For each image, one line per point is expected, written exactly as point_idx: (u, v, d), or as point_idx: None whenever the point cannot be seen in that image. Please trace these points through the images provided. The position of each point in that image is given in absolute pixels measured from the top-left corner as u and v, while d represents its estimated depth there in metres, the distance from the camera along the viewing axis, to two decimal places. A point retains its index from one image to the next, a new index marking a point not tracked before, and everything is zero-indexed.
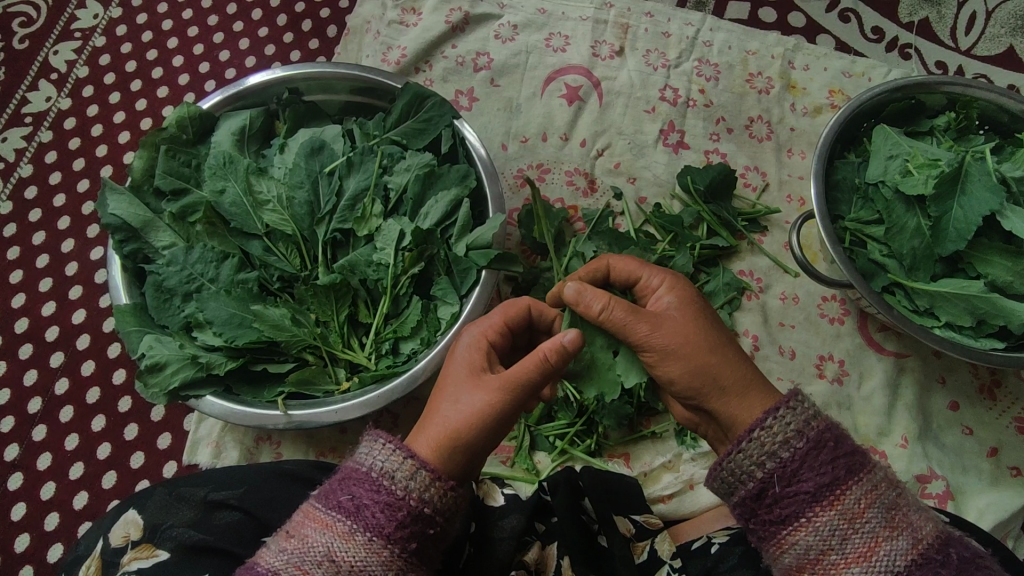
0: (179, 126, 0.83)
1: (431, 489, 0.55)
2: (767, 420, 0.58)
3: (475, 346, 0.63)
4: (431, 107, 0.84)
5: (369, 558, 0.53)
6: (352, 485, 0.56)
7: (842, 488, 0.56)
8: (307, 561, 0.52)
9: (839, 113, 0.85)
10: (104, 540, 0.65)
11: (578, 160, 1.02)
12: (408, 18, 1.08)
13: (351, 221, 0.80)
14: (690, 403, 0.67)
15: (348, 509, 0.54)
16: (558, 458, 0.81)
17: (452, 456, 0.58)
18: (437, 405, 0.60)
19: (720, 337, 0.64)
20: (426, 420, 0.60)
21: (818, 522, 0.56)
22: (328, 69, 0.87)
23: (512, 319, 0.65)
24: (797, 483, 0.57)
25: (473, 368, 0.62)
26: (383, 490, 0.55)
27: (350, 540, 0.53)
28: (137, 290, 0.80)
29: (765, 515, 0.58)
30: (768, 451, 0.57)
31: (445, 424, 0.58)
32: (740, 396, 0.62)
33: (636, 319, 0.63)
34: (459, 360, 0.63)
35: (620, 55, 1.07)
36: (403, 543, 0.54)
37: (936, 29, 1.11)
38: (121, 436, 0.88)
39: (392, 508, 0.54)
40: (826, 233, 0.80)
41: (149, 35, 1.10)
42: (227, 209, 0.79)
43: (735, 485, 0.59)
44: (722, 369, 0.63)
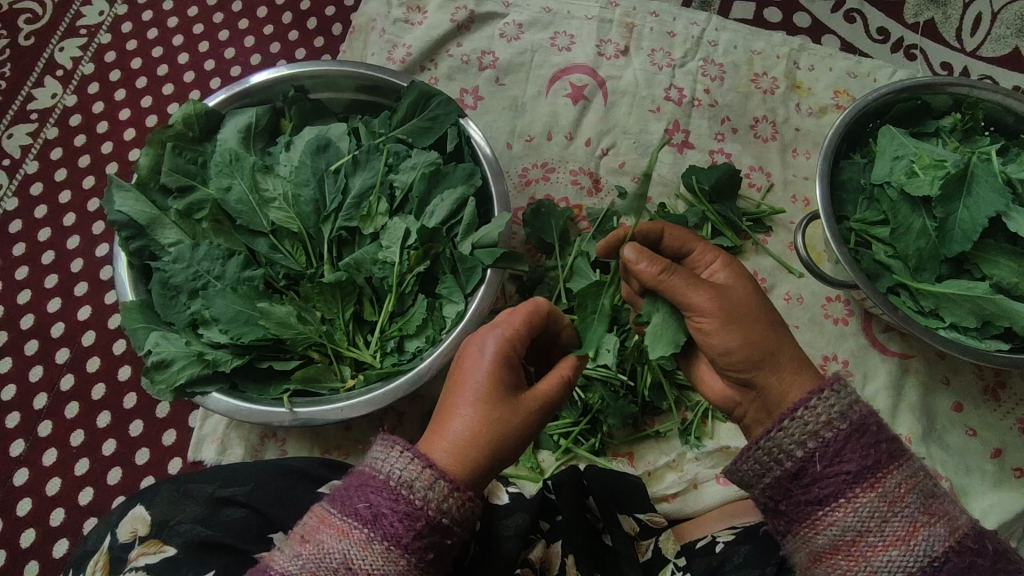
0: (185, 123, 0.83)
1: (451, 500, 0.55)
2: (812, 400, 0.58)
3: (500, 359, 0.60)
4: (437, 106, 0.85)
5: (386, 567, 0.53)
6: (368, 492, 0.55)
7: (883, 471, 0.56)
8: (324, 568, 0.52)
9: (845, 114, 0.85)
10: (112, 536, 0.65)
11: (583, 159, 1.02)
12: (413, 16, 1.08)
13: (356, 219, 0.80)
14: (731, 378, 0.65)
15: (364, 518, 0.54)
16: (562, 457, 0.81)
17: (470, 465, 0.57)
18: (453, 412, 0.59)
19: (772, 313, 0.64)
20: (441, 427, 0.58)
21: (859, 504, 0.56)
22: (334, 67, 0.87)
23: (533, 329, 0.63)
24: (838, 464, 0.57)
25: (495, 376, 0.59)
26: (401, 500, 0.54)
27: (367, 549, 0.53)
28: (143, 287, 0.80)
29: (801, 495, 0.58)
30: (812, 431, 0.57)
31: (463, 433, 0.58)
32: (790, 371, 0.62)
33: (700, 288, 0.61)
34: (478, 365, 0.60)
35: (625, 54, 1.07)
36: (420, 553, 0.54)
37: (941, 30, 1.11)
38: (126, 432, 0.88)
39: (410, 518, 0.54)
40: (832, 233, 0.80)
41: (154, 32, 1.11)
42: (233, 206, 0.79)
43: (771, 465, 0.59)
44: (778, 345, 0.62)
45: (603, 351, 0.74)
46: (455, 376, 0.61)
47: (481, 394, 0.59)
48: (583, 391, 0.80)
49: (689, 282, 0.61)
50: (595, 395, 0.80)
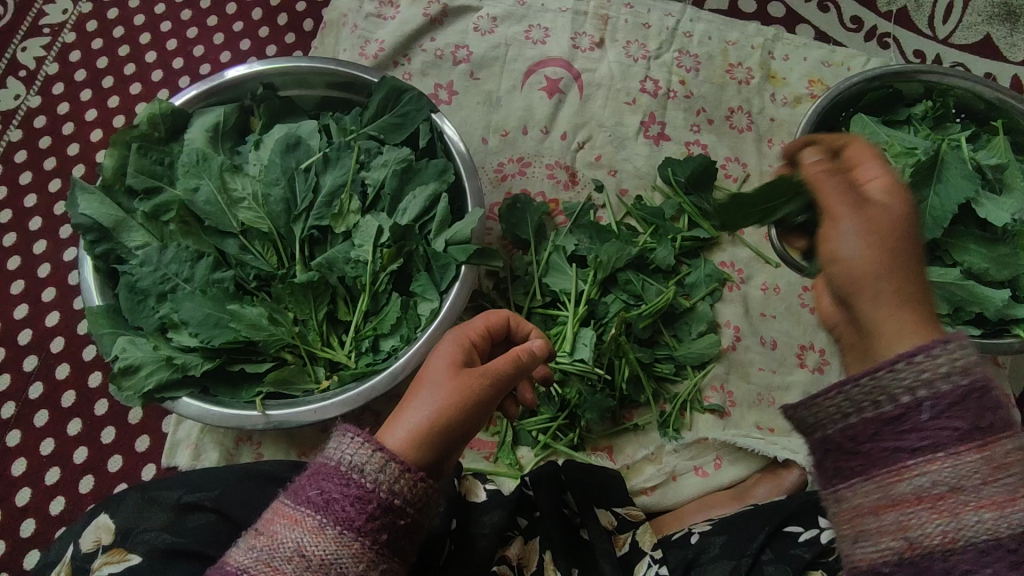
0: (150, 124, 0.82)
1: (400, 480, 0.54)
2: (936, 347, 0.47)
3: (458, 345, 0.64)
4: (408, 101, 0.84)
5: (339, 552, 0.52)
6: (322, 480, 0.55)
7: (995, 436, 0.46)
8: (275, 557, 0.51)
9: (817, 103, 0.86)
10: (76, 546, 0.64)
11: (559, 153, 1.01)
12: (386, 10, 1.06)
13: (328, 218, 0.79)
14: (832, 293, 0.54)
15: (317, 504, 0.53)
16: (541, 453, 0.81)
17: (423, 452, 0.57)
18: (412, 400, 0.60)
19: (916, 262, 0.51)
20: (398, 415, 0.59)
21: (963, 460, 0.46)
22: (303, 64, 0.86)
23: (492, 326, 0.67)
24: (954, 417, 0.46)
25: (454, 366, 0.62)
26: (353, 484, 0.54)
27: (319, 535, 0.52)
28: (109, 291, 0.78)
29: (891, 441, 0.47)
30: (924, 378, 0.47)
31: (420, 415, 0.58)
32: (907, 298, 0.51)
33: (853, 195, 0.51)
34: (438, 357, 0.63)
35: (600, 46, 1.07)
36: (374, 535, 0.53)
37: (915, 18, 1.12)
38: (98, 440, 0.87)
39: (362, 502, 0.53)
40: (806, 223, 0.80)
41: (120, 31, 1.08)
42: (200, 208, 0.78)
43: (865, 405, 0.48)
44: (910, 286, 0.50)
45: (579, 346, 0.80)
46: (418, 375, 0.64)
47: (448, 384, 0.60)
48: (560, 387, 0.80)
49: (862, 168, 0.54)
50: (572, 389, 0.80)
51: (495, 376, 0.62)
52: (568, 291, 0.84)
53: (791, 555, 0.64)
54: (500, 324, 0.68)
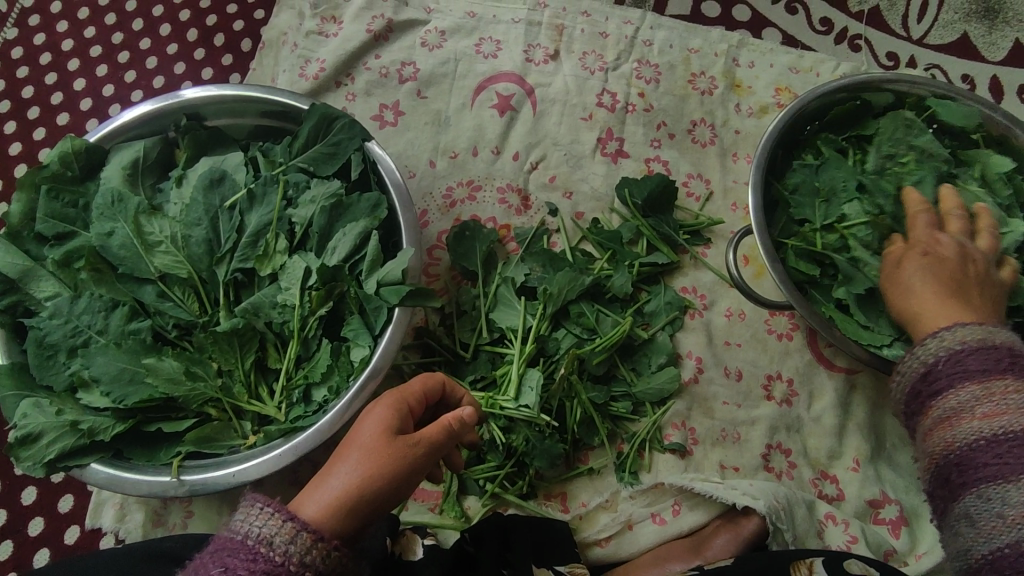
0: (62, 163, 0.76)
1: (313, 551, 0.49)
2: (955, 329, 0.61)
3: (393, 406, 0.59)
4: (340, 130, 0.79)
5: None
6: (227, 551, 0.48)
7: (999, 376, 0.55)
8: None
9: (780, 117, 0.80)
10: None
11: (511, 174, 0.95)
12: (327, 27, 1.01)
13: (252, 259, 0.74)
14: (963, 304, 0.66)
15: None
16: (488, 502, 0.75)
17: (342, 524, 0.52)
18: (336, 463, 0.55)
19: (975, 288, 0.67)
20: (319, 480, 0.54)
21: (960, 392, 0.56)
22: (229, 92, 0.81)
23: (431, 387, 0.63)
24: (962, 365, 0.58)
25: (387, 426, 0.57)
26: (261, 559, 0.48)
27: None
28: (18, 347, 0.73)
29: (924, 394, 0.60)
30: (945, 345, 0.61)
31: (343, 479, 0.53)
32: (942, 309, 0.66)
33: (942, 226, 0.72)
34: (370, 418, 0.58)
35: (554, 59, 1.01)
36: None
37: (888, 18, 1.06)
38: (19, 501, 0.82)
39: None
40: (765, 250, 0.75)
41: (47, 57, 1.03)
42: (115, 252, 0.72)
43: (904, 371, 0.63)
44: (969, 298, 0.66)
45: (525, 390, 0.74)
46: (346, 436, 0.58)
47: (376, 448, 0.55)
48: (505, 434, 0.75)
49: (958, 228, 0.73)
50: (519, 436, 0.75)
51: (427, 443, 0.57)
52: (516, 327, 0.79)
53: None
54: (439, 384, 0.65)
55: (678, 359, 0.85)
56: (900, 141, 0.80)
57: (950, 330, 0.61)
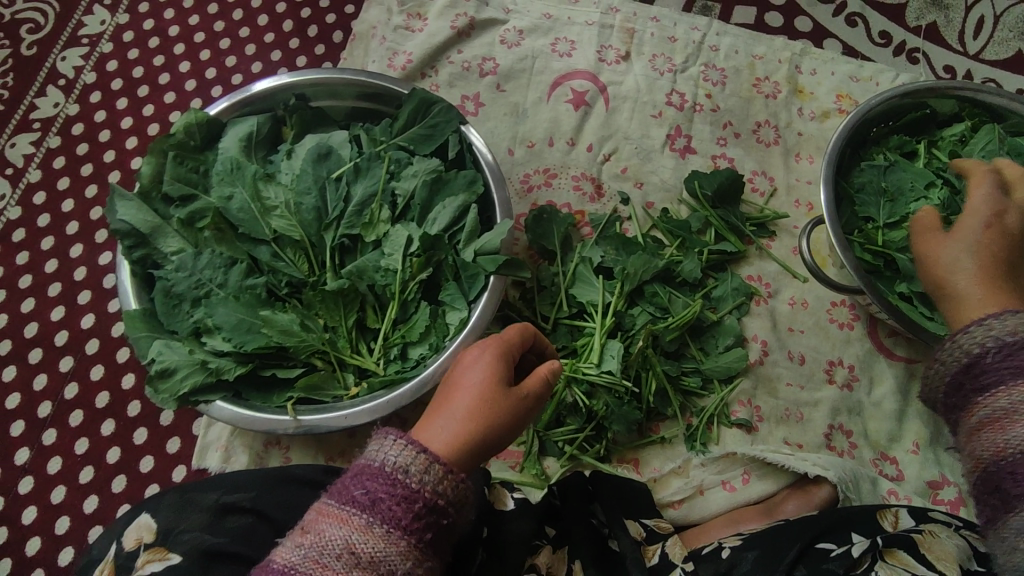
0: (186, 133, 0.83)
1: (444, 481, 0.54)
2: (995, 316, 0.60)
3: (497, 355, 0.62)
4: (439, 112, 0.84)
5: (387, 550, 0.51)
6: (367, 478, 0.53)
7: None
8: (326, 553, 0.50)
9: (851, 116, 0.84)
10: (116, 544, 0.63)
11: (585, 165, 1.01)
12: (413, 22, 1.08)
13: (358, 227, 0.80)
14: (1009, 285, 0.66)
15: (363, 504, 0.52)
16: (567, 463, 0.82)
17: (461, 462, 0.56)
18: (448, 406, 0.59)
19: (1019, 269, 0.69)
20: (434, 419, 0.58)
21: (1014, 390, 0.56)
22: (334, 75, 0.87)
23: (526, 337, 0.66)
24: (1011, 358, 0.57)
25: (493, 374, 0.60)
26: (398, 484, 0.53)
27: (368, 532, 0.51)
28: (146, 296, 0.80)
29: (970, 388, 0.60)
30: (993, 332, 0.59)
31: (458, 420, 0.58)
32: (983, 287, 0.66)
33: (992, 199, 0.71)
34: (476, 365, 0.61)
35: (626, 59, 1.07)
36: (419, 534, 0.52)
37: (944, 33, 1.11)
38: (131, 440, 0.89)
39: (408, 502, 0.52)
40: (837, 239, 0.79)
41: (155, 41, 1.10)
42: (235, 215, 0.79)
43: (949, 360, 0.62)
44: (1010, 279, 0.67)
45: (607, 358, 0.80)
46: (450, 378, 0.62)
47: (483, 393, 0.59)
48: (587, 398, 0.80)
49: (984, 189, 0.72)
50: (599, 401, 0.80)
51: (530, 393, 0.61)
52: (596, 301, 0.84)
53: (823, 569, 0.61)
54: (530, 333, 0.67)
55: (745, 342, 0.89)
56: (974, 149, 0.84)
57: (997, 318, 0.60)
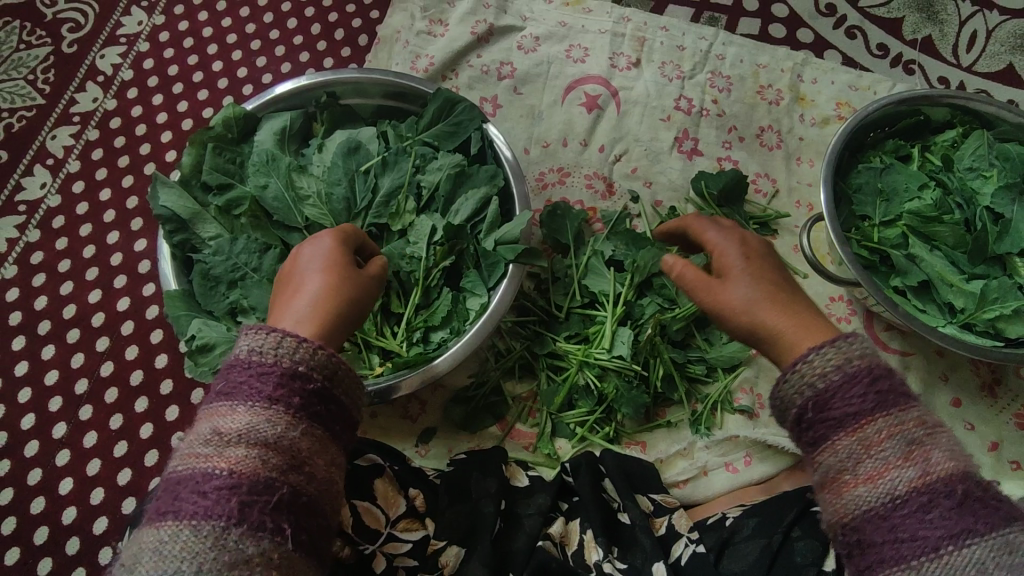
0: (225, 126, 0.89)
1: (301, 349, 0.55)
2: (811, 354, 0.59)
3: (327, 248, 0.67)
4: (462, 111, 0.90)
5: (255, 420, 0.52)
6: (228, 372, 0.55)
7: (865, 418, 0.56)
8: (197, 444, 0.52)
9: (850, 120, 0.89)
10: (168, 496, 0.66)
11: (597, 164, 1.07)
12: (435, 28, 1.14)
13: (386, 217, 0.86)
14: (784, 307, 0.65)
15: (228, 392, 0.54)
16: (577, 445, 0.86)
17: (323, 332, 0.61)
18: (301, 289, 0.63)
19: (784, 287, 0.67)
20: (291, 306, 0.62)
21: (838, 446, 0.56)
22: (363, 75, 0.93)
23: (344, 236, 0.71)
24: (828, 411, 0.57)
25: (333, 260, 0.66)
26: (254, 364, 0.54)
27: (233, 413, 0.53)
28: (184, 277, 0.85)
29: (807, 439, 0.59)
30: (811, 379, 0.58)
31: (312, 303, 0.62)
32: (785, 319, 0.64)
33: (727, 233, 0.73)
34: (313, 255, 0.66)
35: (636, 66, 1.13)
36: (286, 400, 0.53)
37: (939, 47, 1.17)
38: (163, 416, 0.93)
39: (266, 374, 0.54)
40: (836, 235, 0.84)
41: (190, 41, 1.16)
42: (270, 203, 0.84)
43: (780, 410, 0.61)
44: (797, 303, 0.66)
45: (618, 343, 0.84)
46: (290, 276, 0.66)
47: (321, 279, 0.64)
48: (598, 381, 0.85)
49: (714, 232, 0.73)
50: (609, 384, 0.85)
51: (367, 277, 0.67)
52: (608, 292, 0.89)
53: (817, 531, 0.68)
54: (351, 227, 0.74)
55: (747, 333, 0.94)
56: (965, 154, 0.90)
57: (820, 350, 0.59)
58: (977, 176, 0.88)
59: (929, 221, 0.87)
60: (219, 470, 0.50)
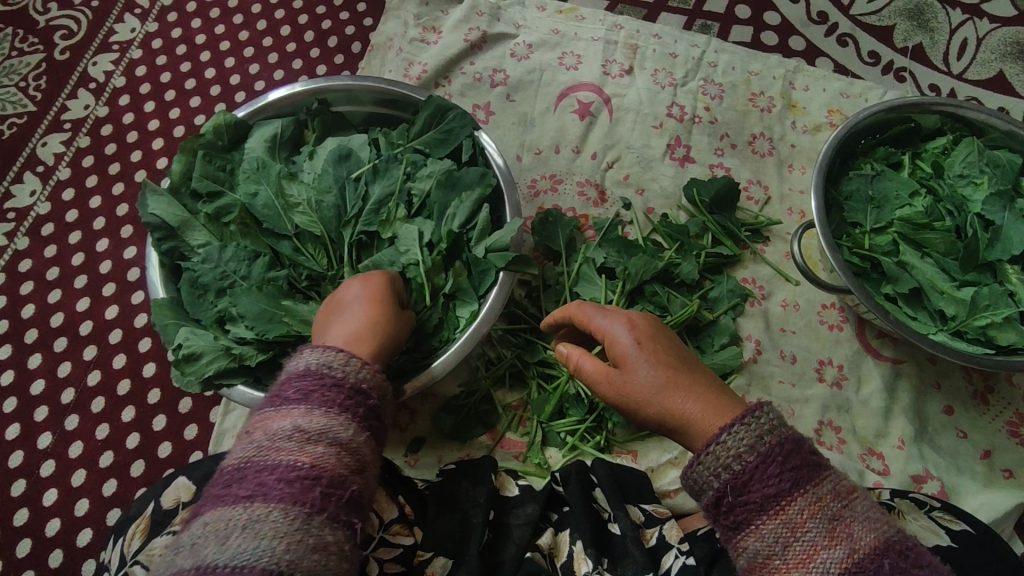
0: (215, 134, 0.88)
1: (365, 369, 0.58)
2: (723, 435, 0.58)
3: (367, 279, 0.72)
4: (453, 119, 0.90)
5: (330, 424, 0.53)
6: (293, 381, 0.56)
7: (786, 499, 0.55)
8: (277, 438, 0.52)
9: (841, 127, 0.89)
10: (155, 502, 0.66)
11: (589, 171, 1.07)
12: (428, 36, 1.14)
13: (376, 224, 0.85)
14: (686, 388, 0.63)
15: (299, 396, 0.55)
16: (569, 454, 0.85)
17: (370, 351, 0.64)
18: (349, 313, 0.68)
19: (685, 361, 0.65)
20: (340, 328, 0.66)
21: (762, 532, 0.55)
22: (355, 82, 0.92)
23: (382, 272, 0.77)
24: (747, 493, 0.56)
25: (375, 289, 0.71)
26: (324, 376, 0.56)
27: (310, 414, 0.54)
28: (172, 285, 0.84)
29: (725, 524, 0.57)
30: (724, 463, 0.57)
31: (361, 325, 0.65)
32: (693, 403, 0.62)
33: (610, 315, 0.69)
34: (354, 286, 0.71)
35: (629, 73, 1.13)
36: (353, 411, 0.56)
37: (930, 54, 1.17)
38: (150, 426, 0.92)
39: (337, 386, 0.56)
40: (826, 242, 0.84)
41: (183, 49, 1.16)
42: (260, 211, 0.84)
43: (698, 492, 0.59)
44: (697, 379, 0.64)
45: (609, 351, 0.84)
46: (334, 307, 0.70)
47: (364, 304, 0.68)
48: (589, 389, 0.85)
49: (601, 317, 0.69)
50: (601, 393, 0.85)
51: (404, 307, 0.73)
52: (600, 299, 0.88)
53: None
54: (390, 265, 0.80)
55: (739, 341, 0.94)
56: (956, 161, 0.90)
57: (727, 434, 0.57)
58: (968, 183, 0.88)
59: (919, 228, 0.87)
60: (300, 463, 0.51)
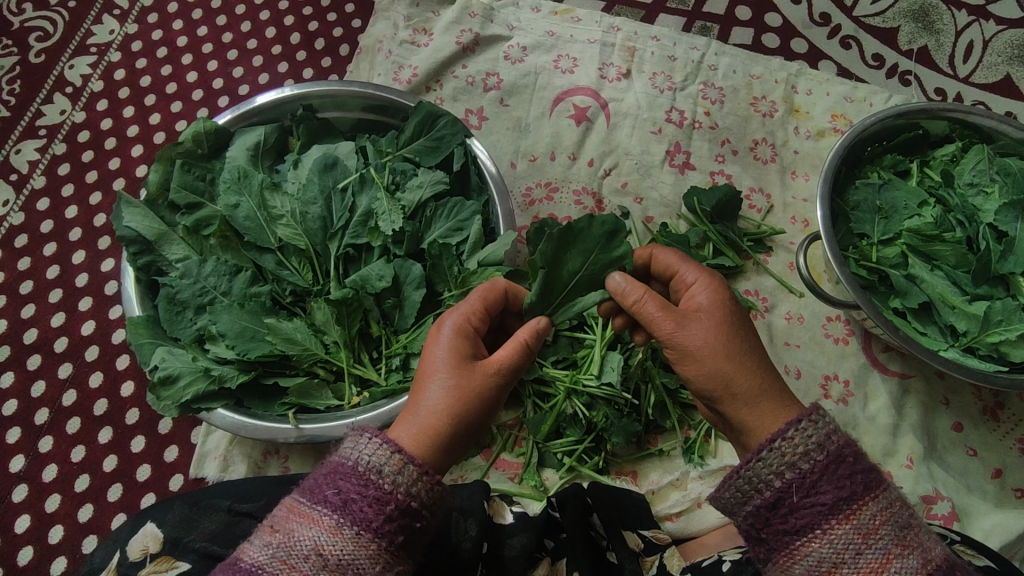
0: (194, 141, 0.85)
1: (418, 483, 0.53)
2: (789, 430, 0.55)
3: (458, 335, 0.62)
4: (444, 126, 0.86)
5: (356, 552, 0.51)
6: (336, 477, 0.53)
7: (859, 503, 0.53)
8: (293, 556, 0.50)
9: (848, 134, 0.86)
10: (121, 553, 0.65)
11: (586, 179, 1.03)
12: (419, 37, 1.10)
13: (364, 236, 0.81)
14: (742, 374, 0.60)
15: (334, 504, 0.52)
16: (566, 475, 0.82)
17: (435, 445, 0.57)
18: (424, 388, 0.60)
19: (752, 350, 0.61)
20: (409, 411, 0.59)
21: (832, 536, 0.53)
22: (341, 87, 0.88)
23: (489, 302, 0.65)
24: (815, 495, 0.54)
25: (457, 354, 0.61)
26: (370, 485, 0.52)
27: (337, 534, 0.51)
28: (149, 302, 0.81)
29: (779, 525, 0.55)
30: (790, 462, 0.54)
31: (431, 411, 0.58)
32: (753, 383, 0.60)
33: (701, 276, 0.65)
34: (439, 348, 0.61)
35: (627, 77, 1.10)
36: (390, 537, 0.52)
37: (935, 57, 1.14)
38: (128, 448, 0.88)
39: (380, 503, 0.52)
40: (832, 254, 0.81)
41: (163, 51, 1.12)
42: (241, 223, 0.80)
43: (752, 493, 0.56)
44: (745, 378, 0.60)
45: (607, 369, 0.80)
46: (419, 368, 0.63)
47: (437, 377, 0.60)
48: (587, 409, 0.81)
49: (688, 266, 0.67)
50: (599, 412, 0.81)
51: (501, 364, 0.60)
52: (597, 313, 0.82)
53: None
54: (500, 295, 0.67)
55: None
56: (966, 169, 0.86)
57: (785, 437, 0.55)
58: (979, 192, 0.85)
59: (931, 239, 0.83)
60: None
